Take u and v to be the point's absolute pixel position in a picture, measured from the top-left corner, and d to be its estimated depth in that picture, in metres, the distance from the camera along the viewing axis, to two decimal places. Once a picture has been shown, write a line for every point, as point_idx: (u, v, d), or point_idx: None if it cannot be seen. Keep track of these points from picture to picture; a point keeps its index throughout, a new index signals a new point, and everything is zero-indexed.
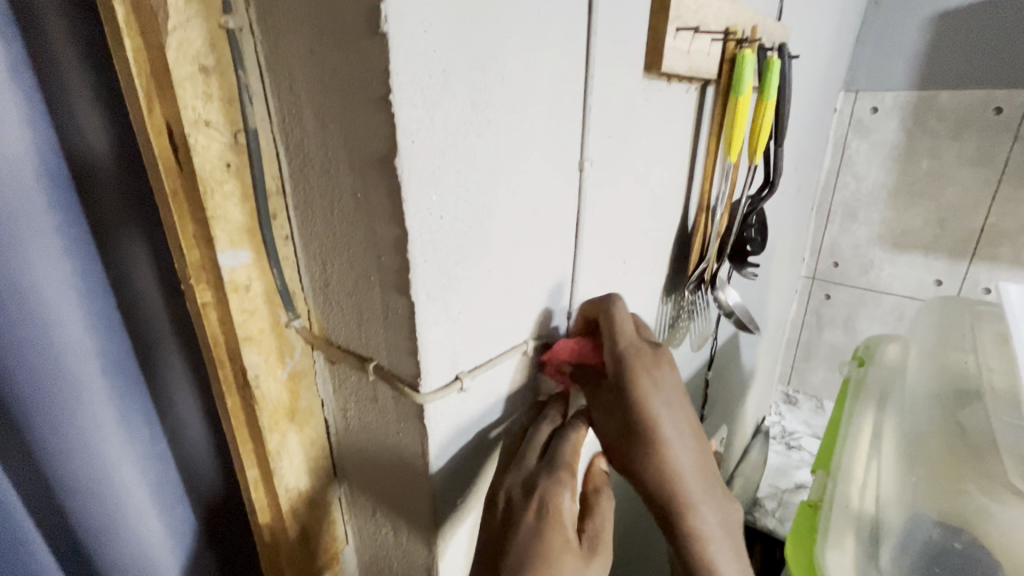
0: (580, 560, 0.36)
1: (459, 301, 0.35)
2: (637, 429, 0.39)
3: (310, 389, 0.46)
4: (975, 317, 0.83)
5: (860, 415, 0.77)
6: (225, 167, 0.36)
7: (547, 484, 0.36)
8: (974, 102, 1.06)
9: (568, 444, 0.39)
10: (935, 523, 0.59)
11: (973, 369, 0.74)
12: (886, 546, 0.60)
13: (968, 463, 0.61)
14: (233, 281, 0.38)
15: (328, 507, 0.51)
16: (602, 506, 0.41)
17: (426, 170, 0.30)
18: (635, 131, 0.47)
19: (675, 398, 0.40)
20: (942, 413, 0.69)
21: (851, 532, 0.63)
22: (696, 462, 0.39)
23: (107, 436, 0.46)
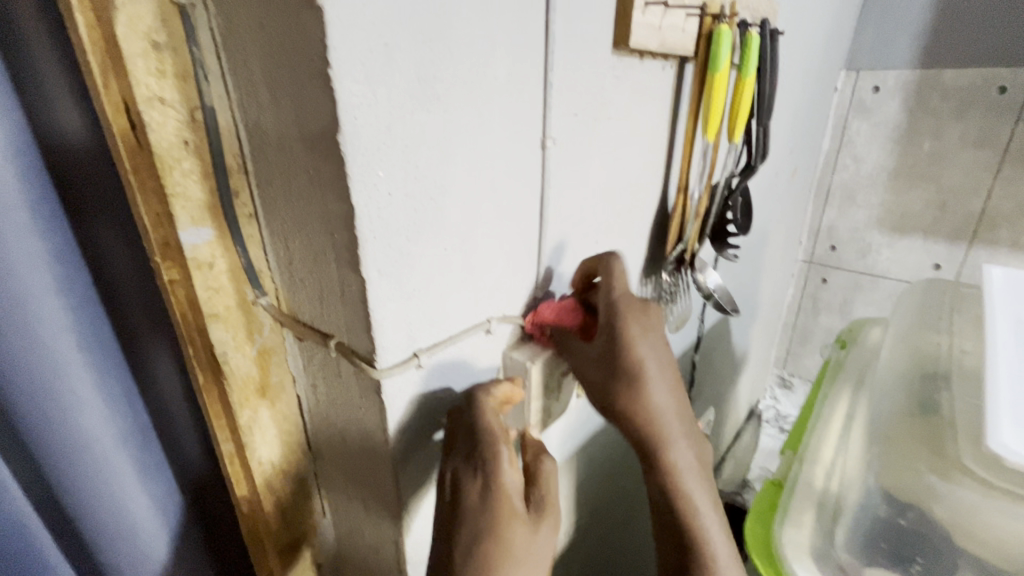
0: (529, 526, 0.37)
1: (413, 278, 0.35)
2: (624, 370, 0.43)
3: (280, 365, 0.47)
4: (957, 298, 0.82)
5: (834, 399, 0.77)
6: (182, 144, 0.36)
7: (485, 456, 0.38)
8: (979, 81, 1.03)
9: (484, 411, 0.40)
10: (884, 500, 0.58)
11: (945, 351, 0.72)
12: (841, 526, 0.60)
13: (924, 441, 0.60)
14: (196, 259, 0.39)
15: (303, 481, 0.52)
16: (545, 468, 0.42)
17: (371, 147, 0.30)
18: (605, 108, 0.46)
19: (659, 342, 0.45)
20: (908, 394, 0.68)
21: (811, 509, 0.63)
22: (675, 400, 0.44)
23: (89, 412, 0.47)
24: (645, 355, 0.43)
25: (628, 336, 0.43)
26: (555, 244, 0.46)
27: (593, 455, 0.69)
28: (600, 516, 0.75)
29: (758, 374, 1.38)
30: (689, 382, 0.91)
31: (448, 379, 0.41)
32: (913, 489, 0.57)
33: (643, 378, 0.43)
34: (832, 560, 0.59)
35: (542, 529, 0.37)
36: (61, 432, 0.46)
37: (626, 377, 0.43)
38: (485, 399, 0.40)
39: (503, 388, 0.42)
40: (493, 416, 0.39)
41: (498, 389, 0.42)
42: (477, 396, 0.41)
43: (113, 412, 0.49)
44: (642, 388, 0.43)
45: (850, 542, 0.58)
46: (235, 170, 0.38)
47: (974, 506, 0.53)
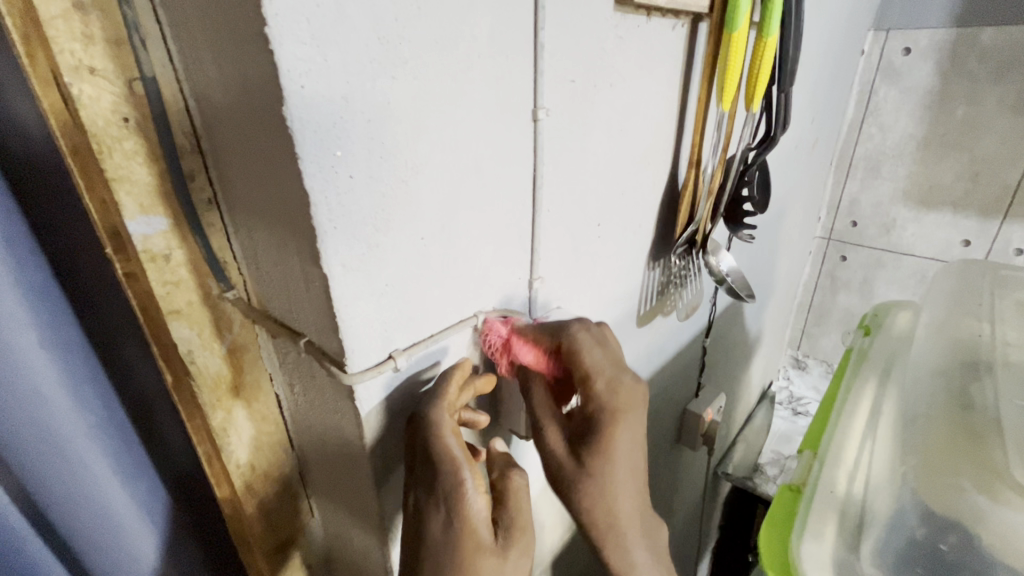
0: (496, 556, 0.34)
1: (387, 272, 0.31)
2: (592, 476, 0.38)
3: (254, 363, 0.43)
4: (997, 281, 0.75)
5: (858, 389, 0.70)
6: (121, 122, 0.32)
7: (446, 485, 0.33)
8: (1022, 39, 0.94)
9: (441, 432, 0.34)
10: (920, 520, 0.53)
11: (986, 341, 0.67)
12: (868, 536, 0.54)
13: (965, 452, 0.55)
14: (149, 251, 0.35)
15: (289, 482, 0.49)
16: (515, 485, 0.38)
17: (324, 121, 0.25)
18: (608, 73, 0.41)
19: (638, 442, 0.38)
20: (946, 391, 0.63)
21: (833, 519, 0.56)
22: (638, 507, 0.39)
23: (77, 437, 0.43)
24: (622, 456, 0.37)
25: (607, 436, 0.37)
26: (551, 229, 0.42)
27: None
28: None
29: (772, 355, 1.33)
30: (700, 368, 0.87)
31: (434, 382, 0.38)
32: (953, 505, 0.52)
33: (612, 486, 0.38)
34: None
35: (512, 558, 0.35)
36: (48, 456, 0.42)
37: (595, 483, 0.38)
38: (439, 414, 0.34)
39: (452, 384, 0.36)
40: (452, 437, 0.34)
41: (450, 390, 0.36)
42: (425, 413, 0.34)
43: (113, 448, 0.45)
44: (607, 493, 0.38)
45: (877, 556, 0.53)
46: (188, 150, 0.34)
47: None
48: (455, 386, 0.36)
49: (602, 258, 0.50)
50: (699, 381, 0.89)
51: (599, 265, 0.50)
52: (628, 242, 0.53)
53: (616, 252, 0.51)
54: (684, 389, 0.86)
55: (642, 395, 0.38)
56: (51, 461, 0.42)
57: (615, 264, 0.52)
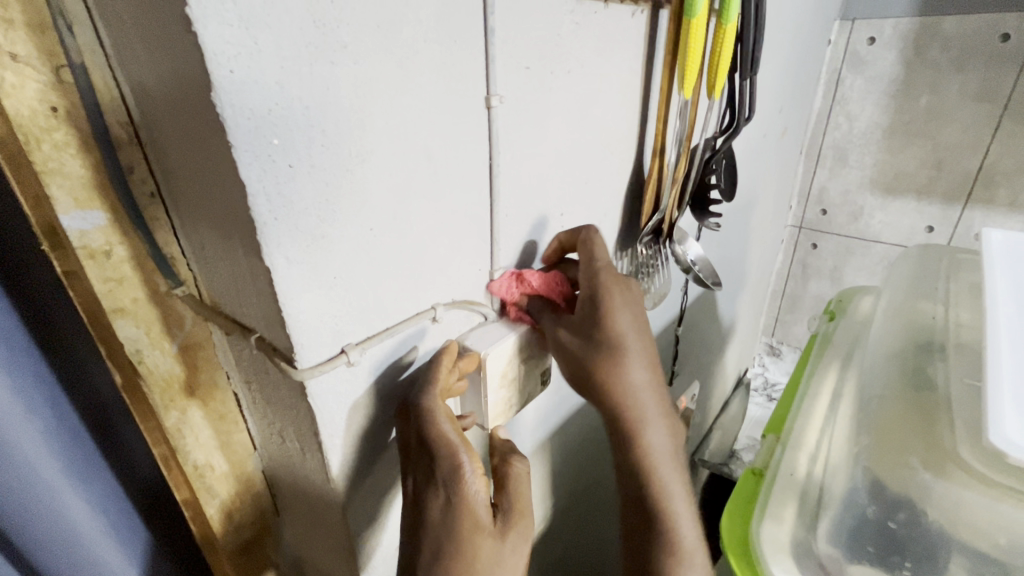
0: (495, 539, 0.35)
1: (334, 265, 0.30)
2: (611, 343, 0.41)
3: (209, 361, 0.42)
4: (955, 264, 0.77)
5: (822, 375, 0.73)
6: (49, 111, 0.30)
7: (445, 469, 0.34)
8: (981, 28, 0.96)
9: (435, 413, 0.34)
10: (869, 497, 0.53)
11: (940, 322, 0.67)
12: (825, 517, 0.55)
13: (918, 428, 0.55)
14: (87, 247, 0.34)
15: (250, 482, 0.48)
16: (515, 471, 0.40)
17: (257, 106, 0.24)
18: (565, 59, 0.40)
19: (640, 317, 0.43)
20: (899, 370, 0.62)
21: (793, 500, 0.60)
22: (654, 378, 0.42)
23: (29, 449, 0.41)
24: (627, 326, 0.41)
25: (609, 307, 0.41)
26: (510, 220, 0.41)
27: (571, 437, 0.66)
28: (582, 496, 0.73)
29: (747, 342, 1.36)
30: (673, 356, 0.88)
31: (390, 376, 0.37)
32: (902, 483, 0.51)
33: (625, 352, 0.41)
34: (814, 558, 0.55)
35: (510, 540, 0.35)
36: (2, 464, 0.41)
37: (610, 349, 0.41)
38: (432, 399, 0.35)
39: (444, 367, 0.37)
40: (447, 422, 0.34)
41: (442, 373, 0.37)
42: (420, 399, 0.35)
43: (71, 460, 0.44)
44: (622, 365, 0.41)
45: (832, 536, 0.54)
46: (125, 141, 0.32)
47: (972, 509, 0.48)
48: (448, 372, 0.37)
49: None
50: (673, 370, 0.90)
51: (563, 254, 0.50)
52: None
53: None
54: None
55: (634, 288, 0.44)
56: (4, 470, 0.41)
57: None
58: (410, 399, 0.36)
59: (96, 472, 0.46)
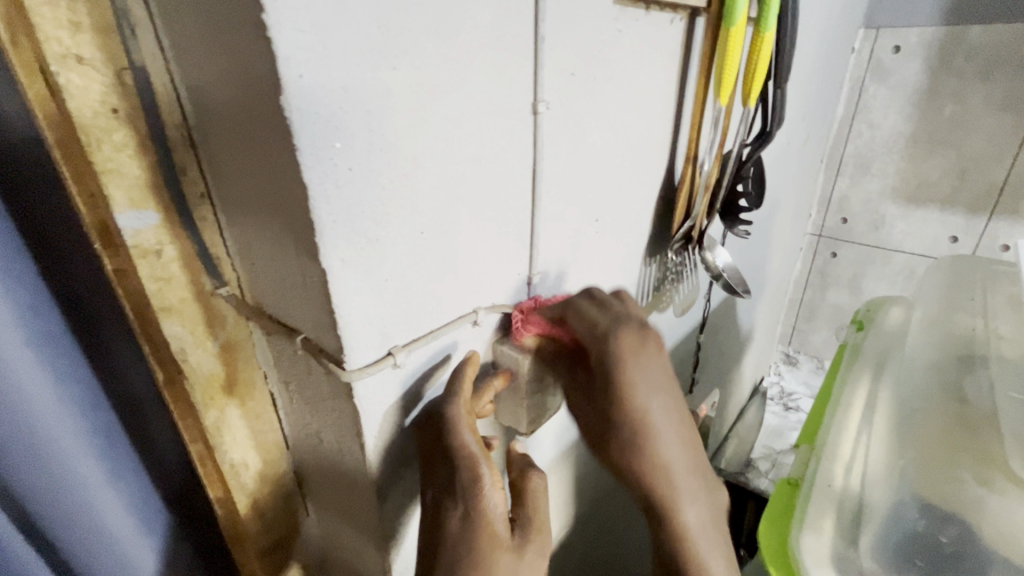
0: (513, 554, 0.34)
1: (385, 268, 0.30)
2: (633, 427, 0.37)
3: (248, 362, 0.42)
4: (989, 276, 0.76)
5: (853, 384, 0.68)
6: (110, 113, 0.31)
7: (465, 479, 0.34)
8: (1009, 38, 0.95)
9: (458, 425, 0.35)
10: (919, 512, 0.52)
11: (980, 336, 0.67)
12: (867, 530, 0.52)
13: (962, 445, 0.56)
14: (140, 246, 0.34)
15: (281, 481, 0.48)
16: (533, 486, 0.39)
17: (323, 110, 0.25)
18: (607, 66, 0.40)
19: (666, 390, 0.37)
20: (942, 386, 0.63)
21: (831, 513, 0.54)
22: (686, 449, 0.38)
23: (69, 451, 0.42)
24: (646, 398, 0.37)
25: (628, 373, 0.36)
26: (551, 225, 0.41)
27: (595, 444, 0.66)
28: (603, 503, 0.73)
29: (763, 351, 1.35)
30: (694, 364, 0.88)
31: (427, 382, 0.37)
32: (953, 496, 0.52)
33: (648, 427, 0.37)
34: (855, 570, 0.50)
35: (528, 556, 0.34)
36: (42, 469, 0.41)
37: (630, 423, 0.37)
38: (457, 411, 0.35)
39: (468, 381, 0.37)
40: (470, 433, 0.35)
41: (464, 387, 0.37)
42: (443, 410, 0.35)
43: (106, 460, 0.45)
44: (647, 440, 0.37)
45: (875, 549, 0.51)
46: (180, 143, 0.33)
47: (1023, 524, 0.48)
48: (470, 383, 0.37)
49: (600, 253, 0.50)
50: (693, 377, 0.90)
51: (597, 260, 0.50)
52: (625, 237, 0.53)
53: (614, 246, 0.51)
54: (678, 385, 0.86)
55: (655, 342, 0.38)
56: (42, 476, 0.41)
57: (612, 260, 0.52)
58: (431, 409, 0.36)
59: (127, 466, 0.46)
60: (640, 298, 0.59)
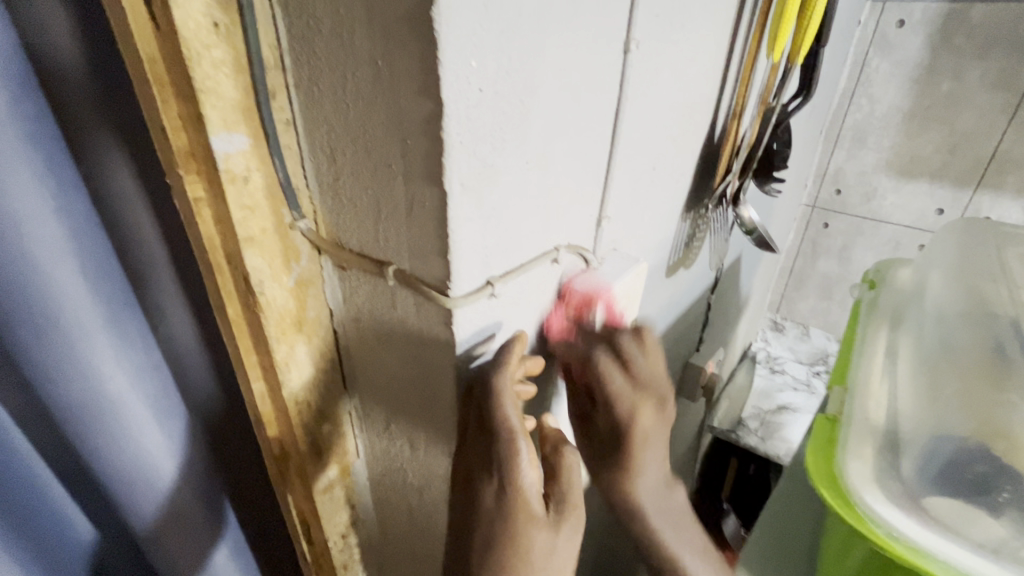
0: (550, 531, 0.34)
1: (494, 195, 0.31)
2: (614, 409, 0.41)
3: (317, 298, 0.42)
4: (1000, 239, 0.77)
5: (873, 336, 0.70)
6: (212, 28, 0.30)
7: (502, 452, 0.34)
8: (1008, 16, 0.99)
9: (502, 397, 0.34)
10: (970, 435, 0.50)
11: (1005, 296, 0.66)
12: (908, 455, 0.52)
13: (999, 381, 0.54)
14: (230, 171, 0.33)
15: (339, 422, 0.49)
16: (567, 461, 0.39)
17: (466, 26, 0.25)
18: (681, 11, 0.41)
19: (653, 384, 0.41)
20: (979, 331, 0.61)
21: (868, 439, 0.55)
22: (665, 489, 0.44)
23: (124, 402, 0.44)
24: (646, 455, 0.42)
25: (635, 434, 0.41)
26: (622, 169, 0.42)
27: None
28: None
29: (754, 318, 1.40)
30: (703, 324, 0.91)
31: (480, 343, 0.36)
32: (994, 424, 0.50)
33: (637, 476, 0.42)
34: (898, 488, 0.51)
35: (564, 533, 0.35)
36: (94, 418, 0.43)
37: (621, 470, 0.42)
38: (501, 383, 0.34)
39: (513, 357, 0.36)
40: (510, 406, 0.34)
41: (511, 359, 0.36)
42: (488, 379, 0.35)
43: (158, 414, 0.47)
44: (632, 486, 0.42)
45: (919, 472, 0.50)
46: (271, 65, 0.32)
47: None
48: (516, 359, 0.36)
49: (652, 202, 0.51)
50: (700, 336, 0.93)
51: (650, 209, 0.51)
52: (672, 188, 0.54)
53: (662, 197, 0.53)
54: (688, 344, 0.90)
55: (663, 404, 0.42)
56: (94, 423, 0.44)
57: (660, 210, 0.54)
58: (477, 378, 0.36)
59: (155, 368, 0.46)
60: (674, 253, 0.62)
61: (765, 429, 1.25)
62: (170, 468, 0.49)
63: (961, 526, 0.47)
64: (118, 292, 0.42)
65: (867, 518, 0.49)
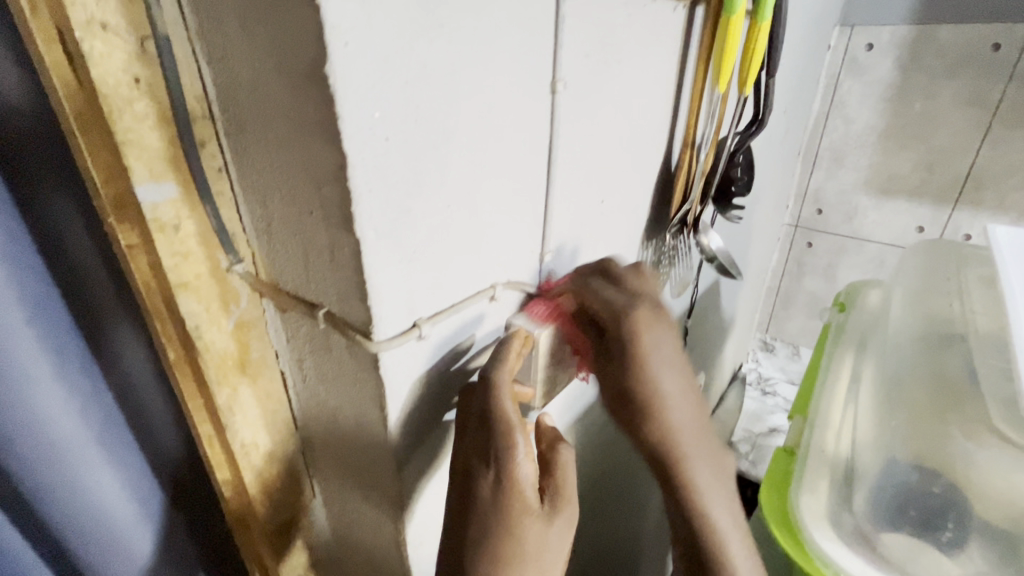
0: (542, 522, 0.35)
1: (414, 239, 0.31)
2: (641, 387, 0.39)
3: (261, 339, 0.42)
4: (961, 258, 0.78)
5: (838, 359, 0.72)
6: (133, 82, 0.30)
7: (498, 445, 0.34)
8: (973, 37, 1.01)
9: (499, 391, 0.35)
10: (911, 468, 0.55)
11: (959, 314, 0.68)
12: (860, 490, 0.56)
13: (947, 407, 0.57)
14: (158, 220, 0.34)
15: (292, 463, 0.48)
16: (562, 458, 0.39)
17: (364, 80, 0.25)
18: (616, 50, 0.42)
19: (673, 361, 0.39)
20: (929, 355, 0.64)
21: (825, 474, 0.58)
22: (715, 469, 0.41)
23: (87, 458, 0.45)
24: (681, 427, 0.40)
25: (660, 401, 0.39)
26: (563, 203, 0.42)
27: (593, 424, 0.68)
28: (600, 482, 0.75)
29: (742, 339, 1.39)
30: None
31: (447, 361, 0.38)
32: (940, 454, 0.54)
33: (683, 457, 0.40)
34: (848, 525, 0.54)
35: (558, 524, 0.35)
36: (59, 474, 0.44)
37: (668, 448, 0.39)
38: (500, 376, 0.35)
39: (512, 351, 0.37)
40: (508, 400, 0.35)
41: (510, 355, 0.37)
42: (488, 373, 0.35)
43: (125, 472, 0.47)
44: (682, 468, 0.40)
45: (869, 506, 0.54)
46: (199, 115, 0.33)
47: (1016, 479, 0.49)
48: (516, 355, 0.37)
49: (604, 234, 0.51)
50: None
51: (602, 240, 0.51)
52: (627, 219, 0.54)
53: (616, 227, 0.53)
54: None
55: (666, 328, 0.40)
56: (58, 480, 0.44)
57: (615, 240, 0.54)
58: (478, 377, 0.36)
59: (110, 417, 0.45)
60: None
61: (758, 452, 1.23)
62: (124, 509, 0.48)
63: (907, 563, 0.51)
64: (72, 341, 0.41)
65: (816, 555, 0.52)
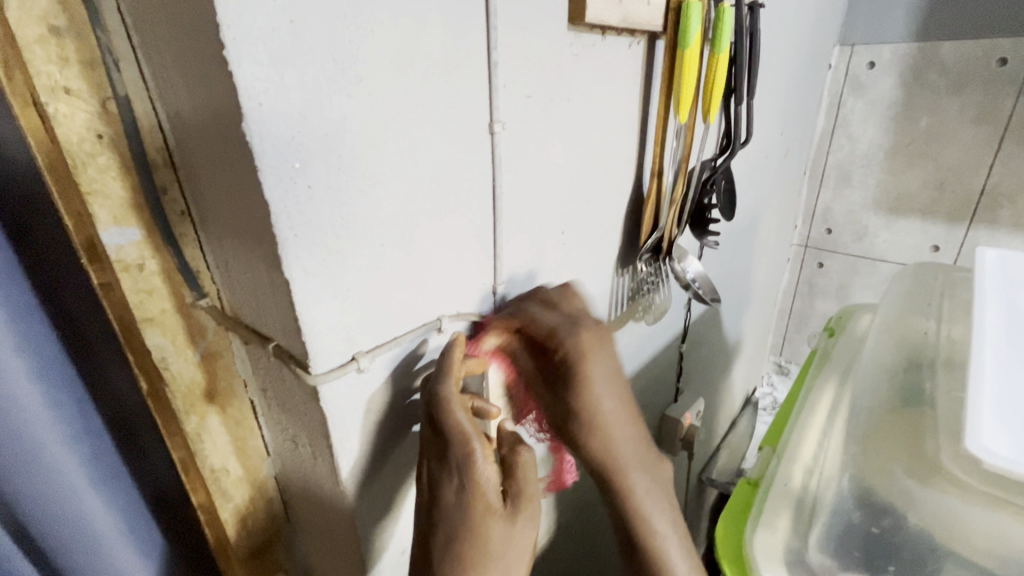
0: (505, 522, 0.35)
1: (347, 276, 0.33)
2: (579, 399, 0.41)
3: (228, 369, 0.44)
4: (950, 282, 0.76)
5: (820, 389, 0.71)
6: (96, 138, 0.34)
7: (457, 454, 0.35)
8: (977, 52, 0.98)
9: (451, 406, 0.35)
10: (857, 505, 0.53)
11: (932, 339, 0.67)
12: (816, 526, 0.54)
13: (902, 439, 0.56)
14: (123, 261, 0.37)
15: (264, 489, 0.50)
16: (523, 459, 0.38)
17: (282, 134, 0.27)
18: (564, 88, 0.43)
19: (611, 374, 0.42)
20: (891, 385, 0.63)
21: (787, 511, 0.58)
22: (653, 477, 0.42)
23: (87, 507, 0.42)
24: (617, 436, 0.41)
25: (597, 411, 0.41)
26: (514, 236, 0.44)
27: None
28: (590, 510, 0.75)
29: (754, 363, 1.36)
30: (678, 373, 0.89)
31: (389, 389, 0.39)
32: (888, 491, 0.52)
33: (619, 464, 0.41)
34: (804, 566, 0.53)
35: (521, 523, 0.35)
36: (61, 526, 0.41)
37: (606, 456, 0.41)
38: (447, 388, 0.36)
39: (456, 360, 0.37)
40: (461, 412, 0.35)
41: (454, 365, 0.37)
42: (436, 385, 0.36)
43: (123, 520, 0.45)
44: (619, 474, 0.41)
45: (823, 545, 0.53)
46: (160, 164, 0.35)
47: (962, 519, 0.48)
48: (459, 364, 0.38)
49: (568, 264, 0.52)
50: (677, 387, 0.91)
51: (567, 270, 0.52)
52: (594, 247, 0.55)
53: (582, 256, 0.54)
54: (662, 394, 0.87)
55: (608, 343, 0.42)
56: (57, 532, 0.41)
57: (583, 269, 0.54)
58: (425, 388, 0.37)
59: (108, 460, 0.43)
60: (612, 310, 0.62)
61: None
62: (128, 558, 0.45)
63: None
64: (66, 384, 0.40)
65: None
